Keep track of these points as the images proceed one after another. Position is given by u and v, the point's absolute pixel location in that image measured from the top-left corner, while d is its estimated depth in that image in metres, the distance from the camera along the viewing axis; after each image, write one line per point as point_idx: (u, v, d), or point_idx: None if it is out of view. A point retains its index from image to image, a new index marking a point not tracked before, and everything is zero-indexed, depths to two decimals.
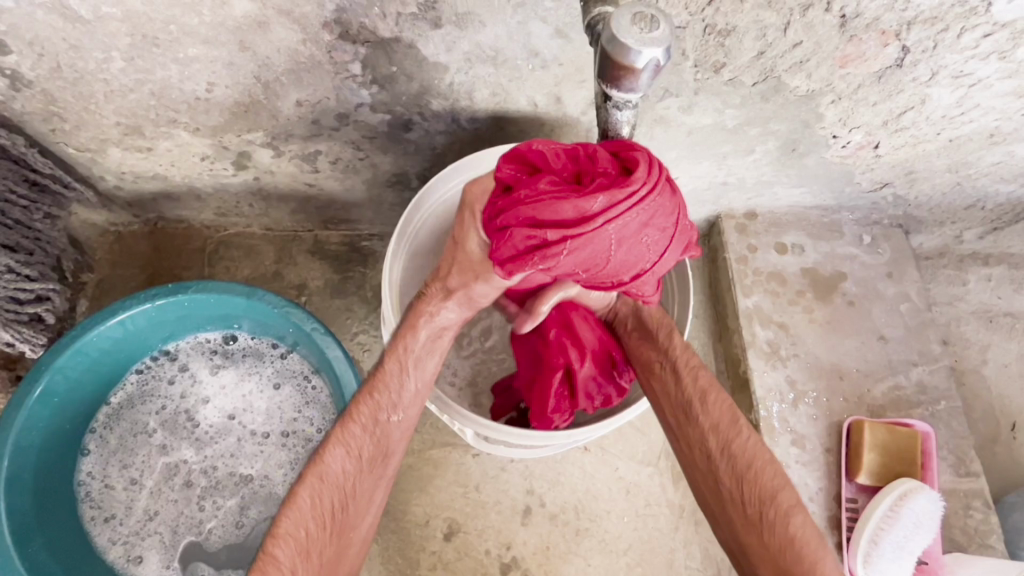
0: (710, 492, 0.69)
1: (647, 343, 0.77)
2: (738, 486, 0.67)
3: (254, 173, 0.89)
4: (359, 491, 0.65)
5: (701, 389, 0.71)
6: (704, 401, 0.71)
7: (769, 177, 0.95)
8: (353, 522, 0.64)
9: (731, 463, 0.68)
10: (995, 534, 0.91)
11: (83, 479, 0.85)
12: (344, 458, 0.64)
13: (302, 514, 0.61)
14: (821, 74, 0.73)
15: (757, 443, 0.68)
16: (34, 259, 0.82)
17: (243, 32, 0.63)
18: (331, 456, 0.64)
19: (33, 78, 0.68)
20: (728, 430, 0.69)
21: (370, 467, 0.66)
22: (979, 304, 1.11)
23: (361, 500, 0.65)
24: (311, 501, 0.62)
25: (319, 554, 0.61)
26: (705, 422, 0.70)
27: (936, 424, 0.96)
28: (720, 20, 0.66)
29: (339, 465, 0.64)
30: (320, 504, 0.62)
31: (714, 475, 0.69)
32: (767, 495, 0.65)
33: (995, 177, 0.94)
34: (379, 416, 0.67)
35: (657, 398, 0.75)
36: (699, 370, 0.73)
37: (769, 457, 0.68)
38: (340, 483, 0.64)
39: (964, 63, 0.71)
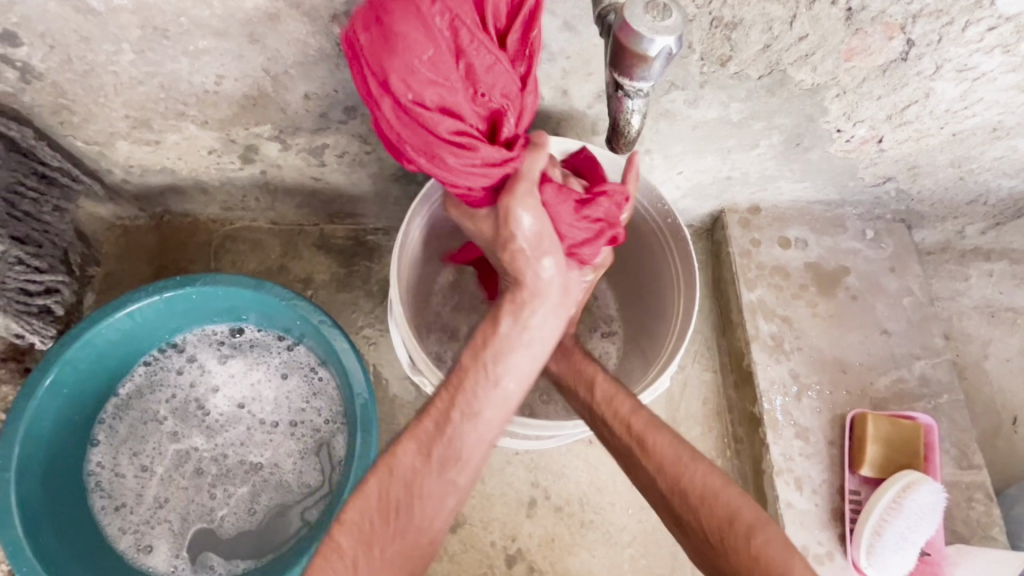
0: (673, 527, 0.67)
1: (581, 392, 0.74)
2: (695, 518, 0.64)
3: (261, 167, 0.89)
4: (427, 490, 0.63)
5: (639, 426, 0.69)
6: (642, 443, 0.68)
7: (773, 171, 0.95)
8: (417, 520, 0.63)
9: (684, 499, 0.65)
10: (997, 526, 0.92)
11: (93, 469, 0.85)
12: (416, 456, 0.62)
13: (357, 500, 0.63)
14: (826, 67, 0.74)
15: (706, 471, 0.65)
16: (43, 251, 0.82)
17: (253, 24, 0.64)
18: (403, 450, 0.63)
19: (43, 70, 0.69)
20: (674, 465, 0.66)
21: None
22: (981, 299, 1.11)
23: (413, 492, 0.66)
24: (376, 491, 0.62)
25: (369, 544, 0.63)
26: (651, 461, 0.67)
27: (939, 417, 0.97)
28: (727, 12, 0.66)
29: (410, 460, 0.62)
30: (385, 495, 0.62)
31: (673, 513, 0.66)
32: (725, 520, 0.63)
33: (998, 171, 0.95)
34: (452, 417, 0.64)
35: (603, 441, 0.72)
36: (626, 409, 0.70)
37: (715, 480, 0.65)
38: (406, 481, 0.62)
39: (969, 57, 0.72)
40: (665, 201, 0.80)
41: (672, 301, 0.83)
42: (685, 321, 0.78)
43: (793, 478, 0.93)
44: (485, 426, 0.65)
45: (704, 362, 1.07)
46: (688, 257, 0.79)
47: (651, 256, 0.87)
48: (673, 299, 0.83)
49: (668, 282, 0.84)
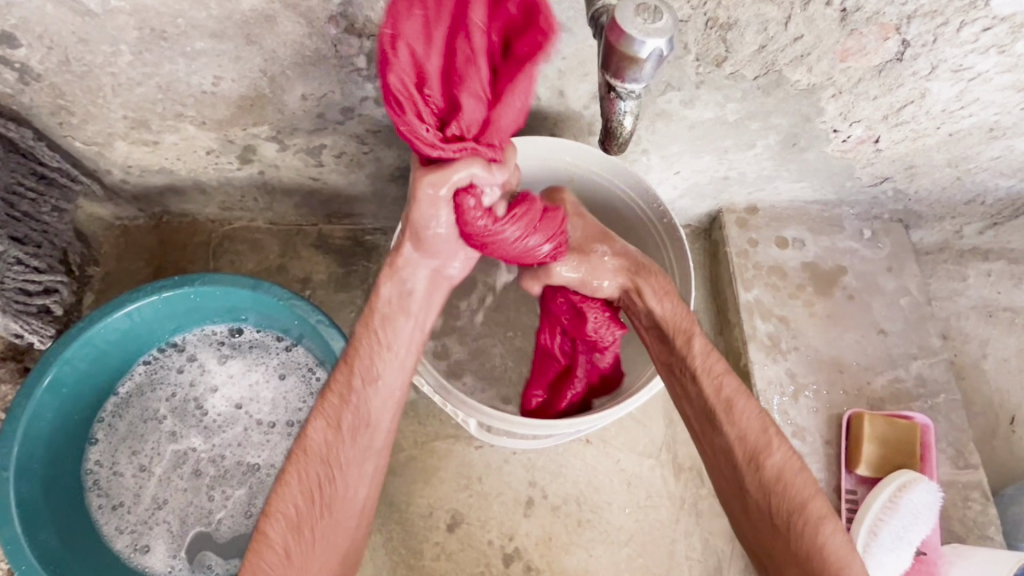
0: (731, 495, 0.70)
1: (664, 346, 0.75)
2: (766, 497, 0.67)
3: (259, 167, 0.90)
4: (343, 458, 0.68)
5: (724, 398, 0.70)
6: (728, 412, 0.70)
7: (770, 171, 0.96)
8: (341, 493, 0.68)
9: (756, 474, 0.68)
10: (993, 526, 0.92)
11: (92, 467, 0.86)
12: (324, 430, 0.67)
13: (289, 492, 0.66)
14: (822, 68, 0.74)
15: (788, 454, 0.68)
16: (42, 251, 0.83)
17: (250, 25, 0.64)
18: (312, 429, 0.67)
19: (41, 71, 0.69)
20: (757, 439, 0.69)
21: (350, 438, 0.68)
22: (979, 299, 1.12)
23: (349, 471, 0.68)
24: (297, 475, 0.66)
25: (309, 528, 0.66)
26: (733, 432, 0.69)
27: (936, 417, 0.97)
28: (722, 13, 0.66)
29: (320, 438, 0.67)
30: (304, 479, 0.66)
31: (739, 483, 0.69)
32: (797, 505, 0.66)
33: (994, 171, 0.95)
34: (354, 385, 0.68)
35: (680, 397, 0.74)
36: (722, 379, 0.71)
37: (798, 469, 0.68)
38: (323, 455, 0.67)
39: (964, 57, 0.72)
40: (660, 202, 0.80)
41: None
42: None
43: None
44: (386, 382, 0.69)
45: None
46: (682, 248, 0.81)
47: (644, 253, 0.88)
48: None
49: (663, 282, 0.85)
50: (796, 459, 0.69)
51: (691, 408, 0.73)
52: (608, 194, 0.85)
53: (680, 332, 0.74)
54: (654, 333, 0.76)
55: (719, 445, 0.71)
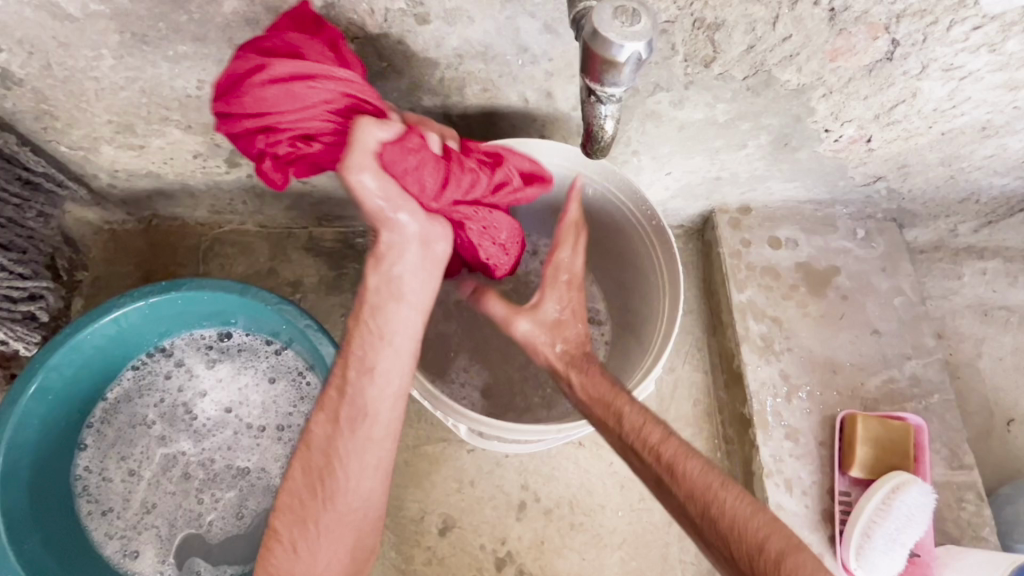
0: (701, 554, 0.65)
1: (597, 416, 0.71)
2: (726, 547, 0.62)
3: (246, 171, 0.89)
4: (340, 450, 0.66)
5: (670, 450, 0.66)
6: (671, 470, 0.66)
7: (762, 171, 0.95)
8: (340, 489, 0.67)
9: (714, 527, 0.63)
10: (988, 527, 0.92)
11: (81, 472, 0.85)
12: (322, 425, 0.67)
13: (293, 486, 0.67)
14: (812, 67, 0.73)
15: (738, 500, 0.63)
16: (27, 257, 0.82)
17: (232, 29, 0.64)
18: (315, 426, 0.68)
19: (23, 76, 0.68)
20: (706, 487, 0.64)
21: (350, 429, 0.67)
22: (975, 298, 1.11)
23: (348, 466, 0.67)
24: (299, 467, 0.68)
25: (314, 523, 0.66)
26: (680, 481, 0.65)
27: (930, 417, 0.97)
28: (709, 14, 0.66)
29: (320, 430, 0.67)
30: (307, 470, 0.67)
31: (698, 534, 0.64)
32: (756, 550, 0.61)
33: (988, 170, 0.94)
34: (351, 377, 0.67)
35: (625, 476, 0.70)
36: (659, 438, 0.67)
37: (750, 510, 0.63)
38: (323, 448, 0.67)
39: (955, 56, 0.71)
40: (648, 202, 0.80)
41: (657, 304, 0.83)
42: (670, 320, 0.78)
43: (782, 479, 0.93)
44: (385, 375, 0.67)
45: (695, 362, 1.06)
46: (672, 256, 0.79)
47: (637, 257, 0.87)
48: (658, 300, 0.83)
49: (651, 284, 0.84)
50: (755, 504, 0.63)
51: (639, 477, 0.68)
52: (596, 195, 0.85)
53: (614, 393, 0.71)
54: (586, 406, 0.72)
55: (671, 498, 0.66)
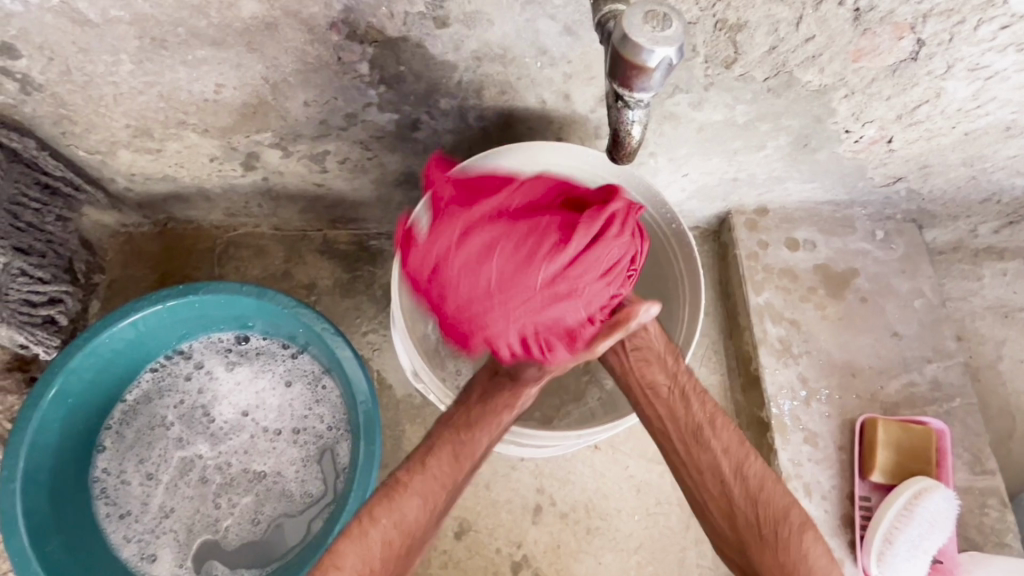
0: (714, 508, 0.70)
1: (654, 365, 0.75)
2: (753, 506, 0.68)
3: (262, 174, 0.89)
4: (422, 540, 0.68)
5: (709, 415, 0.73)
6: (713, 427, 0.72)
7: (780, 173, 0.94)
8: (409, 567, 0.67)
9: (744, 486, 0.69)
10: (1011, 533, 0.90)
11: (100, 474, 0.85)
12: (419, 507, 0.68)
13: (369, 552, 0.64)
14: (834, 68, 0.72)
15: (767, 466, 0.70)
16: (46, 261, 0.82)
17: (251, 33, 0.63)
18: (407, 505, 0.67)
19: (43, 81, 0.69)
20: (739, 452, 0.71)
21: (435, 520, 0.69)
22: (995, 299, 1.09)
23: (420, 548, 0.68)
24: (379, 539, 0.65)
25: None
26: (716, 443, 0.71)
27: (951, 421, 0.95)
28: (731, 14, 0.65)
29: (413, 514, 0.67)
30: (387, 548, 0.65)
31: (726, 496, 0.69)
32: (780, 513, 0.68)
33: (1011, 170, 0.93)
34: (457, 476, 0.71)
35: (661, 419, 0.74)
36: (706, 397, 0.74)
37: (776, 478, 0.70)
38: (407, 529, 0.67)
39: (981, 56, 0.70)
40: (668, 206, 0.79)
41: (676, 312, 0.82)
42: (691, 326, 0.78)
43: (801, 484, 0.92)
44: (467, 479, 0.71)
45: (712, 365, 1.06)
46: (695, 267, 0.79)
47: (656, 265, 0.86)
48: (678, 308, 0.82)
49: (670, 289, 0.84)
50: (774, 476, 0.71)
51: (677, 427, 0.73)
52: None
53: (663, 359, 0.75)
54: (641, 355, 0.75)
55: (702, 461, 0.71)
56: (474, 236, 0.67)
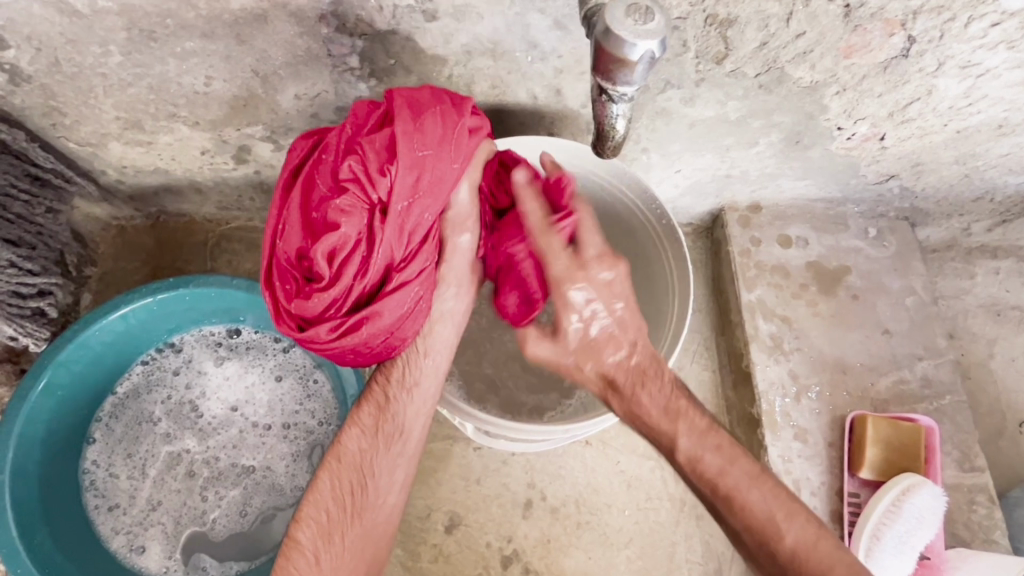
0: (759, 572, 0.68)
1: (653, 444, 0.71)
2: None
3: (254, 167, 0.89)
4: (375, 467, 0.72)
5: (733, 475, 0.66)
6: (733, 506, 0.66)
7: (773, 169, 0.94)
8: (372, 500, 0.72)
9: (780, 566, 0.64)
10: (999, 530, 0.91)
11: (89, 467, 0.85)
12: (359, 438, 0.72)
13: (322, 499, 0.71)
14: (825, 64, 0.72)
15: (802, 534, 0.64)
16: (36, 253, 0.82)
17: (240, 25, 0.63)
18: (347, 439, 0.73)
19: (32, 73, 0.68)
20: (769, 530, 0.64)
21: (385, 446, 0.73)
22: (987, 297, 1.10)
23: (379, 477, 0.73)
24: (330, 483, 0.71)
25: (340, 534, 0.70)
26: (742, 511, 0.66)
27: (941, 419, 0.95)
28: (721, 10, 0.65)
29: (355, 446, 0.72)
30: (337, 486, 0.71)
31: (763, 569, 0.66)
32: None
33: (1003, 168, 0.93)
34: (391, 396, 0.73)
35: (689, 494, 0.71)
36: (720, 472, 0.67)
37: (815, 542, 0.64)
38: (357, 463, 0.72)
39: (972, 53, 0.70)
40: (658, 201, 0.79)
41: (665, 308, 0.82)
42: (679, 319, 0.78)
43: (791, 480, 0.92)
44: (404, 395, 0.73)
45: (704, 362, 1.06)
46: (684, 262, 0.78)
47: (646, 260, 0.86)
48: (666, 303, 0.82)
49: (660, 282, 0.83)
50: (814, 525, 0.65)
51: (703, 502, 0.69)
52: (606, 194, 0.84)
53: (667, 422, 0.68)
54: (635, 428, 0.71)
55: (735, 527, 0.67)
56: (280, 246, 0.67)
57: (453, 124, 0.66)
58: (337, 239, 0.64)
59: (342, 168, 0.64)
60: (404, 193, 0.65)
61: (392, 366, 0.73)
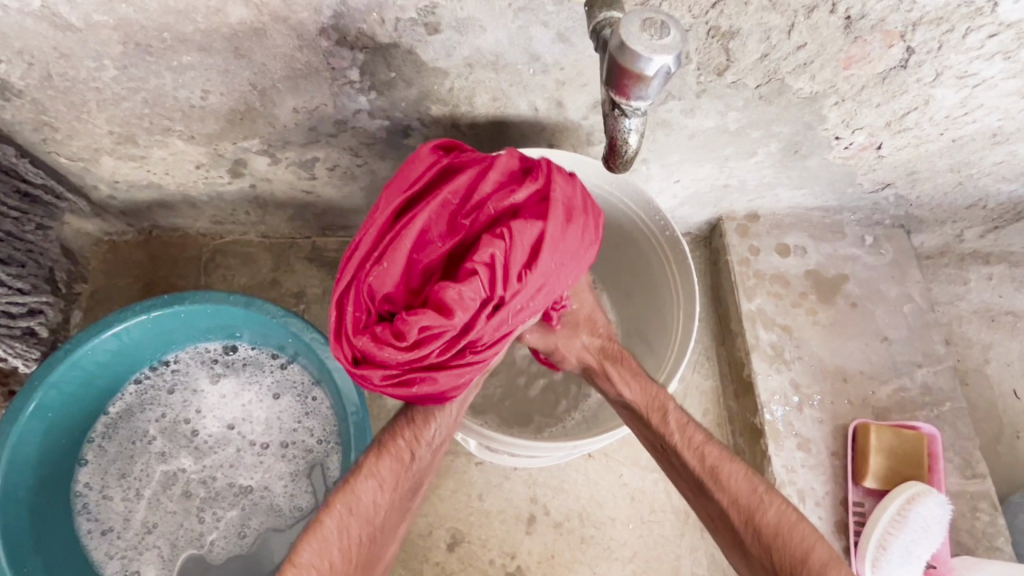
0: (732, 551, 0.67)
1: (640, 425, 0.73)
2: (768, 555, 0.63)
3: (250, 181, 0.87)
4: (386, 522, 0.66)
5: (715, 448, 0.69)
6: (716, 478, 0.67)
7: (771, 179, 0.94)
8: (378, 553, 0.66)
9: (757, 535, 0.64)
10: (1002, 536, 0.91)
11: (80, 489, 0.83)
12: (376, 490, 0.65)
13: (328, 545, 0.60)
14: (825, 75, 0.72)
15: (785, 509, 0.64)
16: (26, 271, 0.80)
17: (239, 39, 0.62)
18: (363, 485, 0.64)
19: (23, 87, 0.67)
20: (750, 501, 0.66)
21: (399, 499, 0.67)
22: (981, 303, 1.11)
23: (387, 531, 0.66)
24: (338, 529, 0.62)
25: None
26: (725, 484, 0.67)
27: (942, 426, 0.96)
28: (724, 22, 0.65)
29: (370, 497, 0.64)
30: (346, 534, 0.62)
31: (738, 543, 0.66)
32: (800, 558, 0.62)
33: (997, 176, 0.94)
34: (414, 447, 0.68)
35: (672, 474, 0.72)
36: (705, 446, 0.69)
37: (794, 518, 0.64)
38: (370, 514, 0.64)
39: (969, 63, 0.71)
40: (660, 212, 0.79)
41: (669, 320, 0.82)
42: (684, 333, 0.78)
43: (795, 490, 0.92)
44: (427, 452, 0.69)
45: (704, 371, 1.06)
46: (689, 276, 0.78)
47: (650, 271, 0.85)
48: (670, 316, 0.81)
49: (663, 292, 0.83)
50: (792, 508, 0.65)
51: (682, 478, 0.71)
52: (607, 204, 0.84)
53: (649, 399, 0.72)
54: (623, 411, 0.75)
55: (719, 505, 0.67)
56: (371, 278, 0.62)
57: (585, 241, 0.68)
58: (439, 320, 0.59)
59: (485, 251, 0.61)
60: (523, 300, 0.64)
61: (422, 424, 0.69)
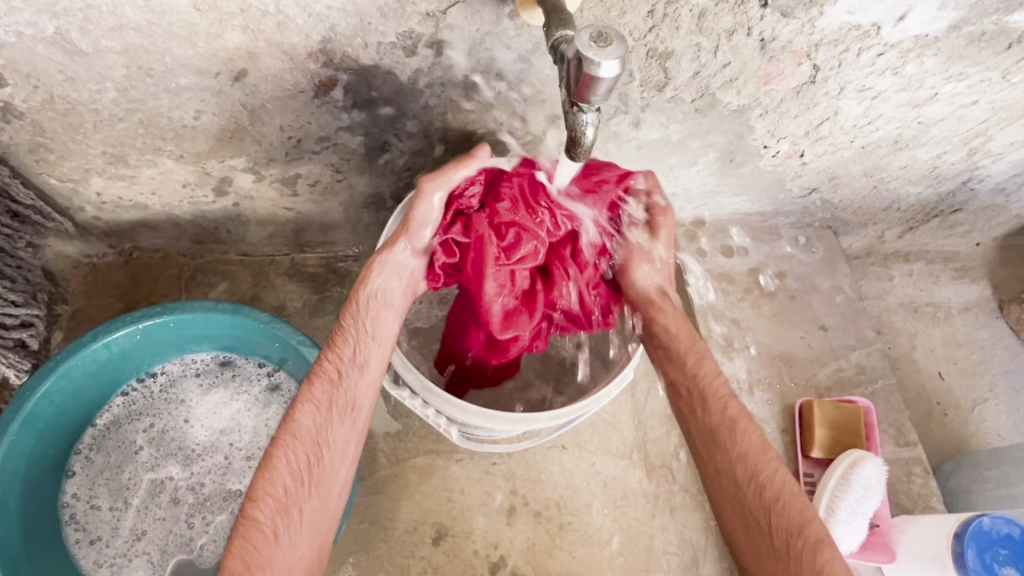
0: (740, 531, 0.74)
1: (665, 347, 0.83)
2: (766, 515, 0.71)
3: (233, 199, 0.93)
4: (332, 442, 0.70)
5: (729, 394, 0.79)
6: (733, 430, 0.76)
7: (711, 187, 1.05)
8: (328, 472, 0.69)
9: (758, 491, 0.73)
10: (935, 496, 1.01)
11: (68, 500, 0.84)
12: (314, 414, 0.69)
13: (277, 473, 0.67)
14: (749, 90, 0.84)
15: (782, 471, 0.73)
16: (17, 286, 0.87)
17: (233, 62, 0.69)
18: (300, 414, 0.69)
19: (25, 110, 0.72)
20: (758, 455, 0.74)
21: (340, 418, 0.70)
22: (905, 296, 1.24)
23: (335, 450, 0.70)
24: (286, 458, 0.68)
25: (298, 507, 0.67)
26: (736, 450, 0.75)
27: (876, 401, 1.07)
28: (660, 44, 0.76)
29: (309, 421, 0.69)
30: (292, 460, 0.68)
31: (732, 477, 0.75)
32: (796, 524, 0.70)
33: (905, 180, 1.08)
34: (339, 371, 0.71)
35: (717, 475, 0.76)
36: (721, 386, 0.79)
37: (796, 490, 0.73)
38: (313, 439, 0.69)
39: (866, 78, 0.84)
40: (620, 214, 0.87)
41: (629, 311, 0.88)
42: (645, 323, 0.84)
43: None
44: (356, 373, 0.72)
45: None
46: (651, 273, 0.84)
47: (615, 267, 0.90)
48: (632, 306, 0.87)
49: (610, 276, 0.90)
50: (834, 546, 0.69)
51: (696, 429, 0.78)
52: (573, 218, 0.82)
53: (693, 348, 0.82)
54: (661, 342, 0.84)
55: (753, 492, 0.73)
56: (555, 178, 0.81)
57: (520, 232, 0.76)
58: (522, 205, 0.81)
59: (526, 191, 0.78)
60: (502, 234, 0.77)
61: (343, 347, 0.72)
